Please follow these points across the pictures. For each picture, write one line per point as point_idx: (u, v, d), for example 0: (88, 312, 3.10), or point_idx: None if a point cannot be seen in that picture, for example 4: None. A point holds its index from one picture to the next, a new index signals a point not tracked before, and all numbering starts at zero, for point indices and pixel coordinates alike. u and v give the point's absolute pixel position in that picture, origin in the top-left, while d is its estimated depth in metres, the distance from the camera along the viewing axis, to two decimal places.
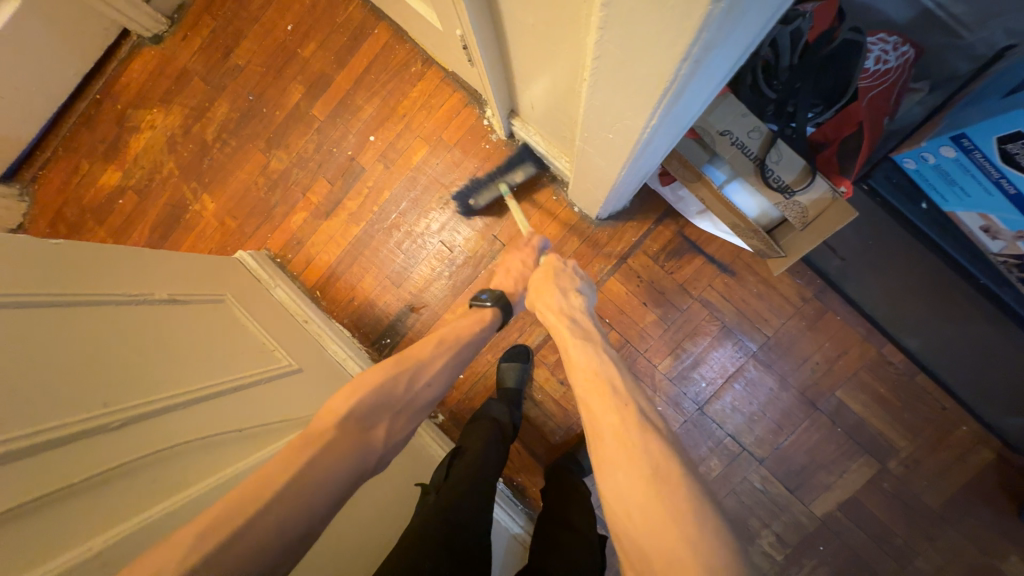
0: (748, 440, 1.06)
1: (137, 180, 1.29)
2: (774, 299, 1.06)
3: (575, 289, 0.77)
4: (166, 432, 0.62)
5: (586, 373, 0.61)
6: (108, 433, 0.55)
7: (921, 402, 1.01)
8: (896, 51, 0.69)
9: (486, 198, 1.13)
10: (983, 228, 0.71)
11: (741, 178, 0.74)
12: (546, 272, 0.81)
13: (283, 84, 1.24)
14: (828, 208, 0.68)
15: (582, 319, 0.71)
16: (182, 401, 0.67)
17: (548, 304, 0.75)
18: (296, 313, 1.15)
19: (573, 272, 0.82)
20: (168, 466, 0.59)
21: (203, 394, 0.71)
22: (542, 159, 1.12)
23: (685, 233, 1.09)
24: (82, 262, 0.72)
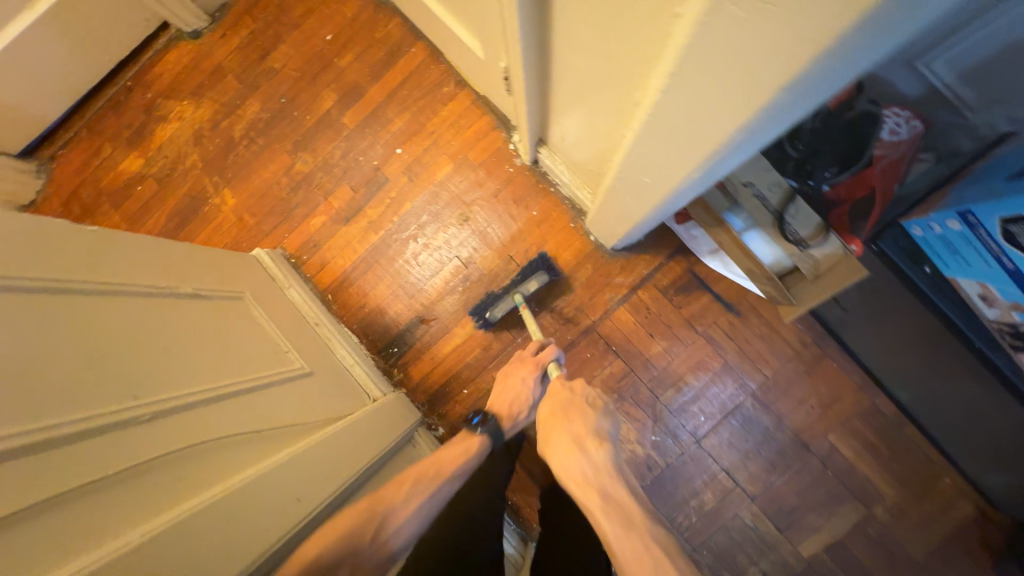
0: (741, 477, 1.09)
1: (158, 169, 1.30)
2: (775, 341, 1.10)
3: (591, 435, 0.73)
4: (191, 428, 0.62)
5: (617, 541, 0.60)
6: (138, 424, 0.55)
7: (908, 452, 1.05)
8: (902, 124, 0.70)
9: (502, 311, 1.10)
10: (981, 296, 0.76)
11: (759, 229, 0.76)
12: (557, 418, 0.76)
13: (316, 90, 1.27)
14: (839, 262, 0.72)
15: (611, 486, 0.66)
16: (204, 397, 0.67)
17: (563, 463, 0.71)
18: (307, 315, 1.16)
19: (589, 414, 0.76)
20: (193, 461, 0.59)
21: (224, 391, 0.71)
22: (553, 266, 1.15)
23: (695, 270, 1.13)
24: (116, 252, 0.73)
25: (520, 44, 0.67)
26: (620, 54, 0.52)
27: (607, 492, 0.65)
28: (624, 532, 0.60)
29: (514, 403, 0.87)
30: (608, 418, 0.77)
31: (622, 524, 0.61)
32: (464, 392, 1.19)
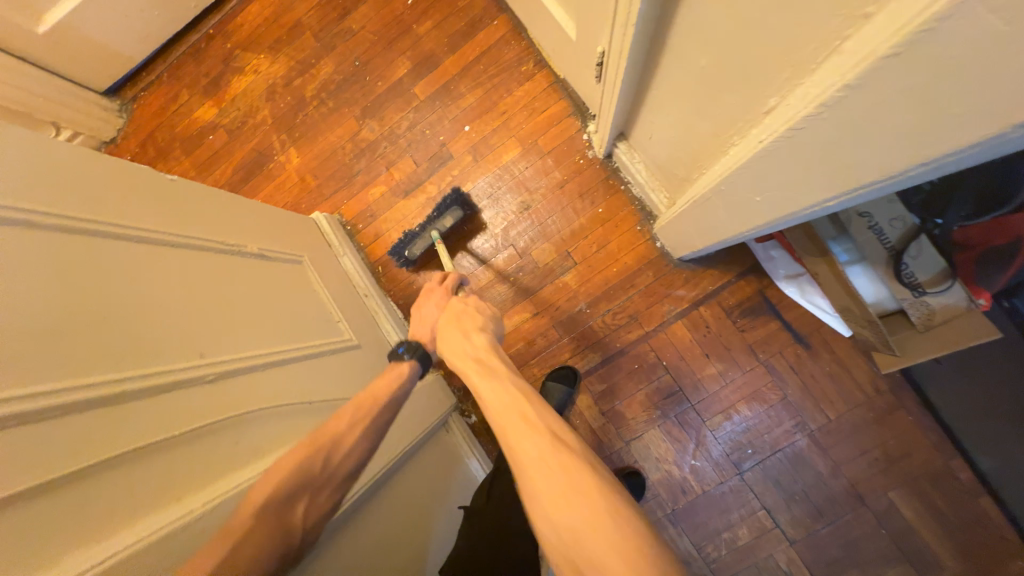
0: (782, 518, 1.02)
1: (230, 120, 1.31)
2: (844, 382, 1.01)
3: (480, 327, 0.69)
4: (247, 394, 0.61)
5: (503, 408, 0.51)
6: (199, 385, 0.55)
7: (982, 527, 0.94)
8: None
9: (421, 248, 1.10)
10: None
11: (869, 267, 0.73)
12: (457, 320, 0.70)
13: (390, 56, 1.23)
14: (960, 316, 0.66)
15: (487, 356, 0.61)
16: (260, 362, 0.67)
17: (454, 348, 0.65)
18: (357, 284, 1.15)
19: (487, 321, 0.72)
20: (246, 429, 0.59)
21: (277, 359, 0.71)
22: (467, 201, 1.12)
23: (766, 293, 1.05)
24: (192, 205, 0.74)
25: (631, 29, 0.60)
26: (762, 53, 0.45)
27: (487, 361, 0.60)
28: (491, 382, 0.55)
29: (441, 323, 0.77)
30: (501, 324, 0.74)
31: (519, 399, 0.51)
32: None
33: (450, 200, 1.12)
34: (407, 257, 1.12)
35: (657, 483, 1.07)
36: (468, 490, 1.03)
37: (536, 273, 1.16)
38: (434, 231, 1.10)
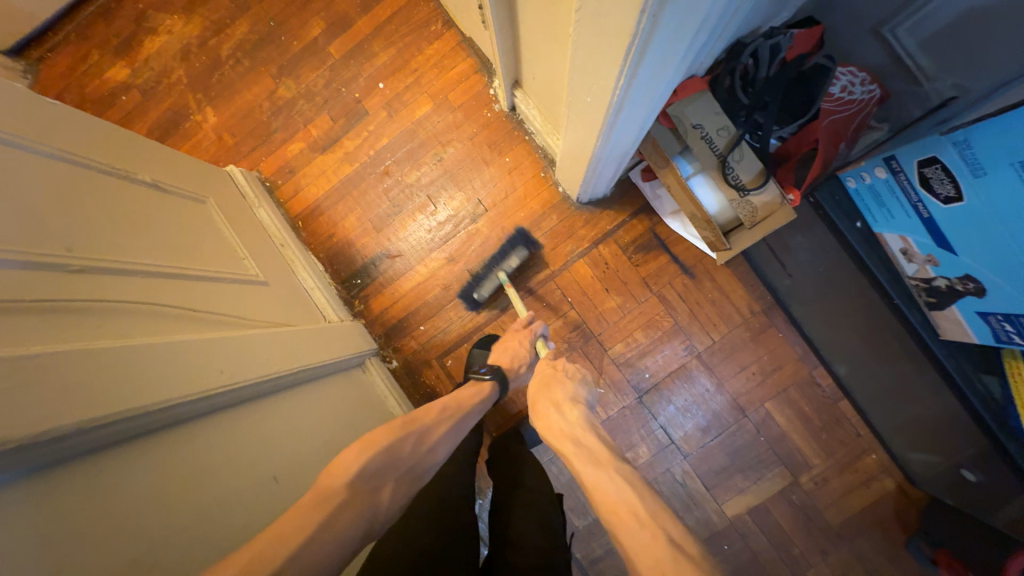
0: (677, 434, 1.11)
1: (143, 81, 1.31)
2: (725, 307, 1.12)
3: (573, 401, 0.75)
4: (119, 288, 0.65)
5: (595, 481, 0.58)
6: (61, 270, 0.59)
7: (839, 425, 1.08)
8: (867, 86, 0.74)
9: (489, 290, 1.15)
10: (902, 250, 0.78)
11: (703, 173, 0.79)
12: (542, 389, 0.79)
13: (305, 17, 1.27)
14: (774, 212, 0.75)
15: (586, 438, 0.66)
16: (139, 271, 0.70)
17: (549, 426, 0.72)
18: (273, 234, 1.17)
19: (568, 384, 0.80)
20: (120, 317, 0.62)
21: (161, 272, 0.74)
22: (532, 240, 1.18)
23: (656, 230, 1.15)
24: (75, 130, 0.77)
25: None
26: None
27: (587, 442, 0.65)
28: (599, 474, 0.58)
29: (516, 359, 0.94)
30: (586, 387, 0.81)
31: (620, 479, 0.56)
32: (421, 328, 1.23)
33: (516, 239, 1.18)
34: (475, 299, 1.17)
35: None
36: None
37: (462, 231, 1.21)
38: (503, 273, 1.14)
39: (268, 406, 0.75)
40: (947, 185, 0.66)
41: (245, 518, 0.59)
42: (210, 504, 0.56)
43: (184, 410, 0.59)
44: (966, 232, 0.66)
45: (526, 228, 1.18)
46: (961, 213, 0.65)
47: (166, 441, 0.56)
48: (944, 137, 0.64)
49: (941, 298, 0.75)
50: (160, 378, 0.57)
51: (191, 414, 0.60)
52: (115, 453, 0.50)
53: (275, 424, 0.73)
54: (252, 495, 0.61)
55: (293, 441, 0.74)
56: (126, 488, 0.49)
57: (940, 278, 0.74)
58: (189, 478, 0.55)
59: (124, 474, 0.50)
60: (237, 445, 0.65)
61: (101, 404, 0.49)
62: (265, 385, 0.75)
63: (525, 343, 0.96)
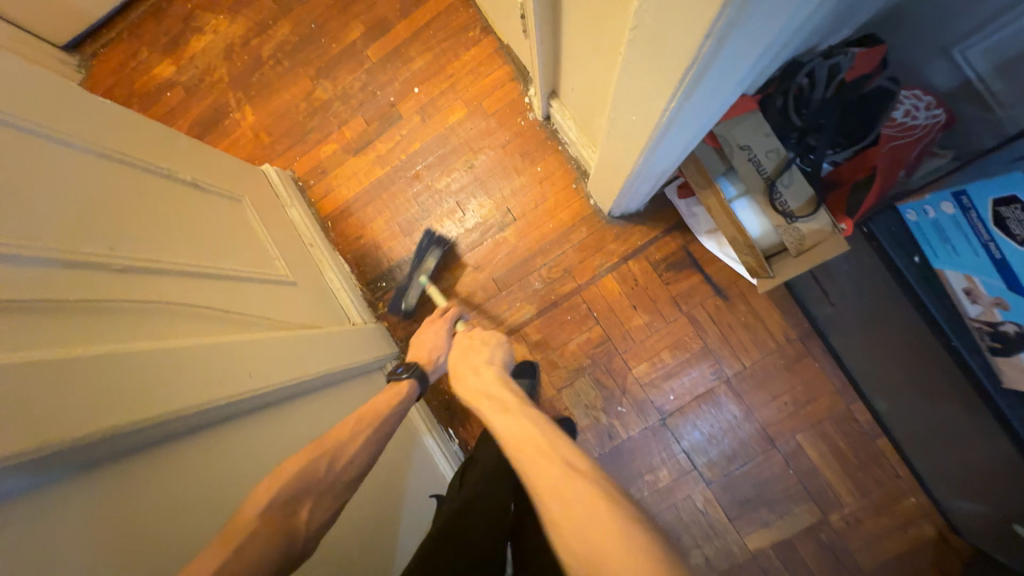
0: (701, 461, 1.08)
1: (188, 78, 1.35)
2: (759, 332, 1.08)
3: (489, 362, 0.80)
4: (155, 290, 0.66)
5: (502, 425, 0.62)
6: (100, 270, 0.60)
7: (876, 464, 1.02)
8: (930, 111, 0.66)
9: (417, 297, 1.15)
10: (965, 289, 0.63)
11: (748, 197, 0.75)
12: (464, 358, 0.82)
13: (345, 20, 1.28)
14: (824, 240, 0.70)
15: (499, 391, 0.71)
16: (174, 272, 0.71)
17: (467, 387, 0.76)
18: (303, 234, 1.19)
19: (486, 348, 0.83)
20: (154, 319, 0.63)
21: (194, 273, 0.75)
22: (441, 236, 1.16)
23: (689, 248, 1.11)
24: (120, 130, 0.78)
25: None
26: None
27: (497, 394, 0.70)
28: (505, 417, 0.63)
29: (434, 348, 0.92)
30: (502, 350, 0.85)
31: (525, 419, 0.61)
32: None
33: (427, 240, 1.14)
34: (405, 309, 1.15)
35: (586, 429, 1.12)
36: (426, 466, 1.03)
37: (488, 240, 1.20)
38: (423, 276, 1.14)
39: (292, 411, 0.75)
40: None
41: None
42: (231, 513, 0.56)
43: (211, 416, 0.59)
44: None
45: (432, 228, 1.14)
46: None
47: (195, 447, 0.56)
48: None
49: (1005, 345, 0.61)
50: (190, 382, 0.58)
51: (218, 420, 0.61)
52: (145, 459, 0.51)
53: (297, 429, 0.73)
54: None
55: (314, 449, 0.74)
56: (153, 495, 0.49)
57: (1009, 324, 0.59)
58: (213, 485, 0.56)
59: (153, 480, 0.50)
60: (260, 452, 0.65)
61: (134, 407, 0.50)
62: (290, 389, 0.75)
63: (444, 329, 0.96)
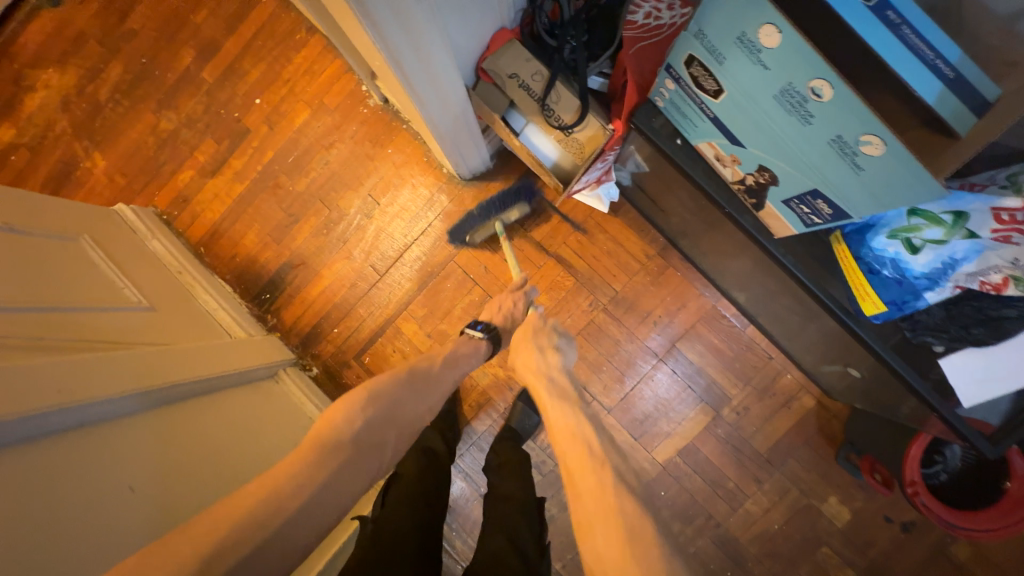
0: (596, 390, 1.11)
1: (29, 138, 1.32)
2: (622, 256, 1.13)
3: (553, 346, 0.83)
4: (29, 324, 0.75)
5: (557, 421, 0.71)
6: None
7: (750, 351, 1.09)
8: (677, 9, 0.69)
9: (483, 237, 1.13)
10: (715, 156, 0.68)
11: (532, 122, 0.82)
12: (525, 332, 0.85)
13: (175, 48, 1.29)
14: (599, 144, 0.78)
15: (559, 380, 0.78)
16: (44, 309, 0.80)
17: (527, 363, 0.81)
18: (170, 263, 1.18)
19: (553, 333, 0.86)
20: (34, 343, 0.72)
21: (66, 308, 0.84)
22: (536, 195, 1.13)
23: (543, 193, 1.15)
24: None
25: None
26: None
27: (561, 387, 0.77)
28: (562, 415, 0.72)
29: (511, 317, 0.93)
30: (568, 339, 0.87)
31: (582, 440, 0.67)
32: (335, 331, 1.23)
33: (524, 190, 1.12)
34: (466, 242, 1.15)
35: (488, 386, 1.16)
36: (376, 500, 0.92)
37: (355, 230, 1.22)
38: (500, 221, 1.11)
39: (181, 410, 0.84)
40: (710, 80, 0.56)
41: (156, 497, 0.69)
42: (119, 485, 0.66)
43: (95, 412, 0.70)
44: (748, 121, 0.55)
45: (534, 183, 1.13)
46: (732, 104, 0.55)
47: (85, 434, 0.68)
48: (684, 32, 0.53)
49: (758, 197, 0.66)
50: None
51: (106, 416, 0.72)
52: (39, 446, 0.62)
53: (188, 422, 0.83)
54: (166, 474, 0.72)
55: (209, 435, 0.83)
56: (55, 470, 0.61)
57: (748, 176, 0.64)
58: (108, 460, 0.67)
59: (50, 459, 0.62)
60: (151, 438, 0.75)
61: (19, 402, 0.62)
62: (176, 391, 0.84)
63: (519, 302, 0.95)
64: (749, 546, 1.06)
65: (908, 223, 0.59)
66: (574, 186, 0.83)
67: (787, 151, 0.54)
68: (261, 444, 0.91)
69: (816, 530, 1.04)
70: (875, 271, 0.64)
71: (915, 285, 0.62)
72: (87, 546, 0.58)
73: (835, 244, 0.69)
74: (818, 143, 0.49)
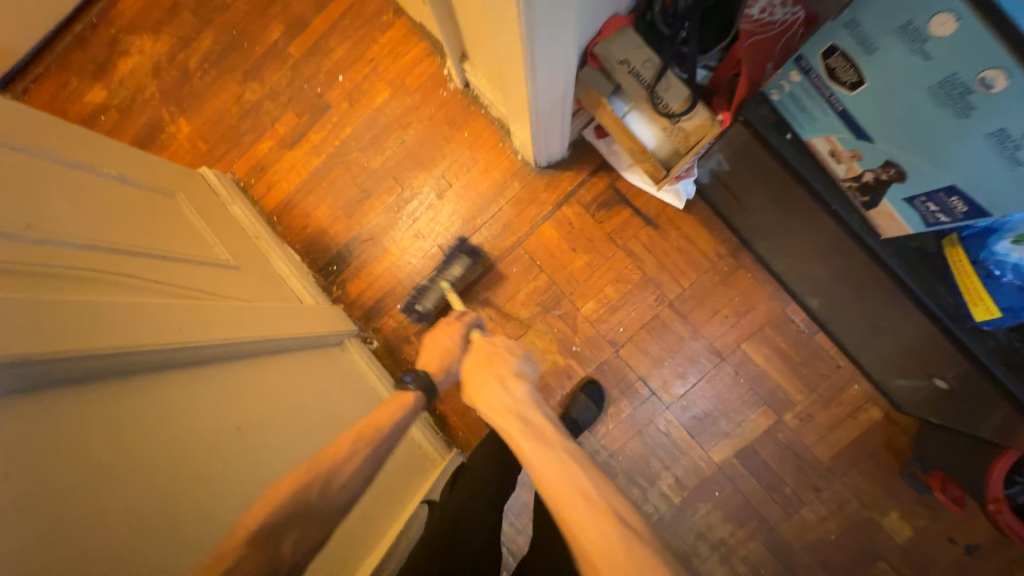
0: (656, 383, 1.12)
1: (119, 100, 1.38)
2: (692, 254, 1.13)
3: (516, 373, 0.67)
4: (87, 259, 0.71)
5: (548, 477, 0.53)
6: (99, 250, 0.74)
7: (818, 358, 1.08)
8: (790, 7, 0.71)
9: (432, 301, 1.12)
10: (829, 152, 0.68)
11: (637, 109, 0.83)
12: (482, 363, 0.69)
13: (264, 22, 1.33)
14: (706, 134, 0.79)
15: (534, 417, 0.61)
16: (122, 251, 0.78)
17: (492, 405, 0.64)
18: (247, 228, 1.22)
19: (512, 356, 0.71)
20: (92, 281, 0.68)
21: (162, 256, 0.85)
22: (473, 248, 1.18)
23: (616, 185, 1.17)
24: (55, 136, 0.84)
25: None
26: None
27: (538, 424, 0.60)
28: (552, 464, 0.54)
29: (445, 353, 0.78)
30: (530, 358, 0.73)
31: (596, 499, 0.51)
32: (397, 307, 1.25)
33: (457, 247, 1.17)
34: (419, 311, 1.13)
35: (546, 373, 1.16)
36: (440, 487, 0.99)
37: (424, 209, 1.25)
38: (444, 282, 1.13)
39: (226, 370, 0.78)
40: (850, 71, 0.57)
41: (257, 440, 0.72)
42: (229, 425, 0.70)
43: (179, 357, 0.69)
44: (885, 113, 0.57)
45: (466, 237, 1.19)
46: (872, 95, 0.56)
47: (200, 376, 0.72)
48: (833, 21, 0.55)
49: (872, 195, 0.66)
50: (109, 331, 0.61)
51: (157, 364, 0.66)
52: (86, 391, 0.56)
53: (246, 381, 0.79)
54: (261, 423, 0.75)
55: (287, 392, 0.85)
56: (145, 408, 0.61)
57: (867, 172, 0.64)
58: (218, 403, 0.71)
59: (111, 406, 0.57)
60: (250, 386, 0.79)
61: (69, 338, 0.56)
62: (267, 345, 0.88)
63: (457, 334, 0.80)
64: (802, 554, 1.04)
65: None
66: (671, 176, 0.85)
67: (925, 145, 0.55)
68: (308, 416, 0.85)
69: (874, 544, 1.03)
70: (994, 276, 0.64)
71: None
72: (157, 495, 0.55)
73: (949, 250, 0.69)
74: (973, 136, 0.50)
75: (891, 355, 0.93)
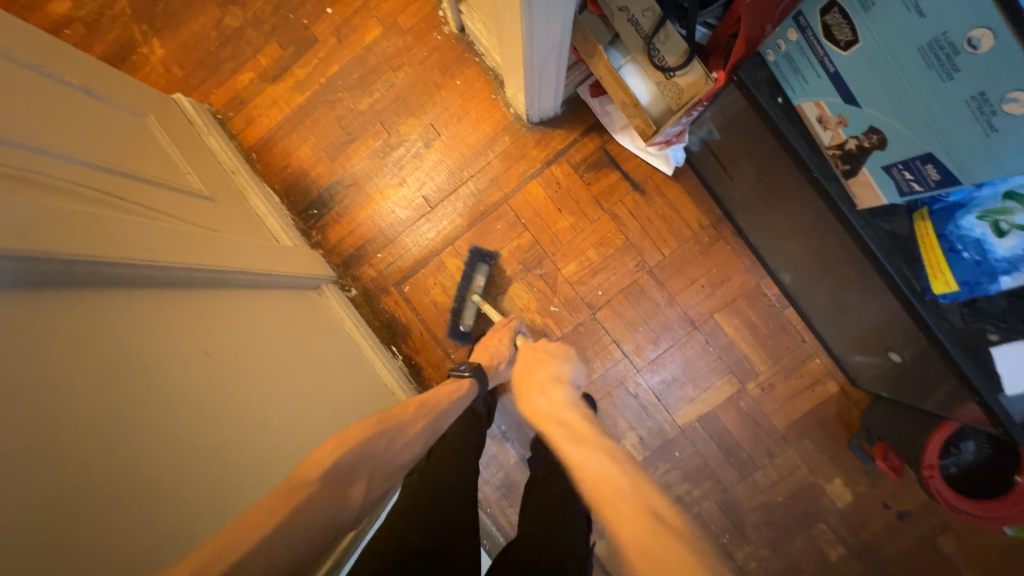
0: (628, 346, 1.14)
1: (87, 13, 1.28)
2: (675, 222, 1.14)
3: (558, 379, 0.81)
4: (40, 164, 0.66)
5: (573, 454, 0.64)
6: (61, 159, 0.71)
7: (785, 332, 1.11)
8: None
9: (472, 318, 1.15)
10: (817, 118, 0.69)
11: (633, 61, 0.82)
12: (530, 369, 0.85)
13: None
14: (699, 91, 0.78)
15: (566, 415, 0.73)
16: (81, 163, 0.74)
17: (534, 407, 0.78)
18: (224, 161, 1.17)
19: (557, 364, 0.85)
20: (59, 191, 0.66)
21: (125, 174, 0.81)
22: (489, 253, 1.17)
23: (607, 147, 1.15)
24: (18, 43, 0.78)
25: None
26: None
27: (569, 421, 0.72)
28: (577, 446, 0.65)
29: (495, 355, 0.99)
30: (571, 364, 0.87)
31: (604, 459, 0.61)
32: (378, 256, 1.23)
33: (475, 257, 1.17)
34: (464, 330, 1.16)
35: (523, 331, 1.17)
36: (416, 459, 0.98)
37: (410, 156, 1.21)
38: (476, 294, 1.15)
39: (197, 296, 0.76)
40: (845, 29, 0.58)
41: (228, 367, 0.72)
42: (197, 350, 0.69)
43: (146, 275, 0.68)
44: (875, 75, 0.57)
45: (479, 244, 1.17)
46: (863, 57, 0.57)
47: (170, 299, 0.71)
48: None
49: (852, 164, 0.68)
50: (76, 237, 0.59)
51: (123, 280, 0.64)
52: (50, 296, 0.55)
53: (218, 309, 0.78)
54: (231, 352, 0.75)
55: (260, 326, 0.84)
56: (111, 320, 0.60)
57: (851, 139, 0.66)
58: (187, 327, 0.70)
59: (75, 314, 0.56)
60: (222, 315, 0.78)
61: (26, 240, 0.53)
62: (238, 277, 0.86)
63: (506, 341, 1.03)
64: (751, 514, 1.11)
65: (1001, 205, 0.61)
66: (659, 135, 0.83)
67: (911, 110, 0.56)
68: (282, 352, 0.85)
69: (817, 508, 1.10)
70: (956, 251, 0.66)
71: (993, 268, 0.63)
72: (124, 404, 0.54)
73: (918, 222, 0.70)
74: (954, 102, 0.52)
75: (852, 331, 0.96)
